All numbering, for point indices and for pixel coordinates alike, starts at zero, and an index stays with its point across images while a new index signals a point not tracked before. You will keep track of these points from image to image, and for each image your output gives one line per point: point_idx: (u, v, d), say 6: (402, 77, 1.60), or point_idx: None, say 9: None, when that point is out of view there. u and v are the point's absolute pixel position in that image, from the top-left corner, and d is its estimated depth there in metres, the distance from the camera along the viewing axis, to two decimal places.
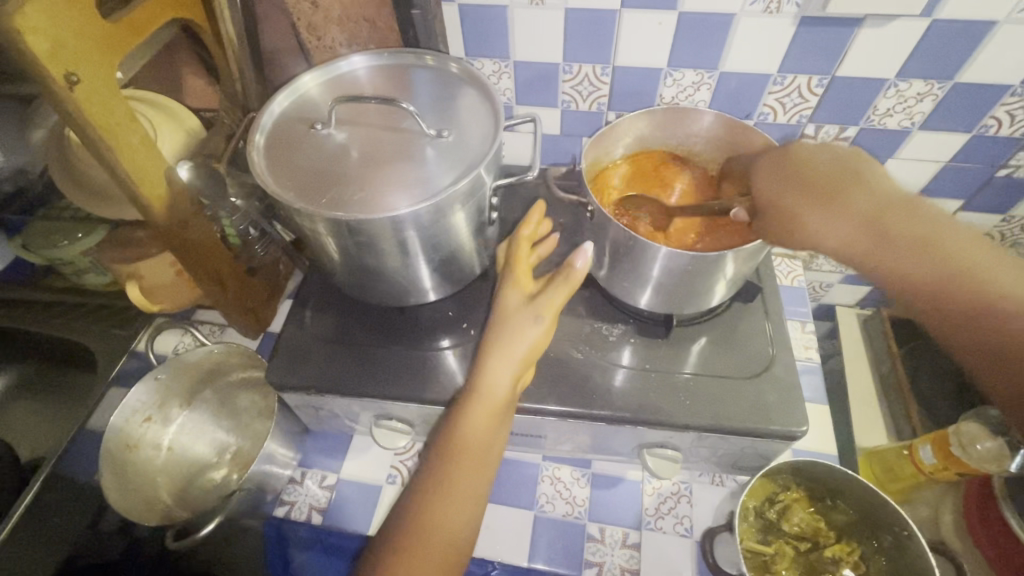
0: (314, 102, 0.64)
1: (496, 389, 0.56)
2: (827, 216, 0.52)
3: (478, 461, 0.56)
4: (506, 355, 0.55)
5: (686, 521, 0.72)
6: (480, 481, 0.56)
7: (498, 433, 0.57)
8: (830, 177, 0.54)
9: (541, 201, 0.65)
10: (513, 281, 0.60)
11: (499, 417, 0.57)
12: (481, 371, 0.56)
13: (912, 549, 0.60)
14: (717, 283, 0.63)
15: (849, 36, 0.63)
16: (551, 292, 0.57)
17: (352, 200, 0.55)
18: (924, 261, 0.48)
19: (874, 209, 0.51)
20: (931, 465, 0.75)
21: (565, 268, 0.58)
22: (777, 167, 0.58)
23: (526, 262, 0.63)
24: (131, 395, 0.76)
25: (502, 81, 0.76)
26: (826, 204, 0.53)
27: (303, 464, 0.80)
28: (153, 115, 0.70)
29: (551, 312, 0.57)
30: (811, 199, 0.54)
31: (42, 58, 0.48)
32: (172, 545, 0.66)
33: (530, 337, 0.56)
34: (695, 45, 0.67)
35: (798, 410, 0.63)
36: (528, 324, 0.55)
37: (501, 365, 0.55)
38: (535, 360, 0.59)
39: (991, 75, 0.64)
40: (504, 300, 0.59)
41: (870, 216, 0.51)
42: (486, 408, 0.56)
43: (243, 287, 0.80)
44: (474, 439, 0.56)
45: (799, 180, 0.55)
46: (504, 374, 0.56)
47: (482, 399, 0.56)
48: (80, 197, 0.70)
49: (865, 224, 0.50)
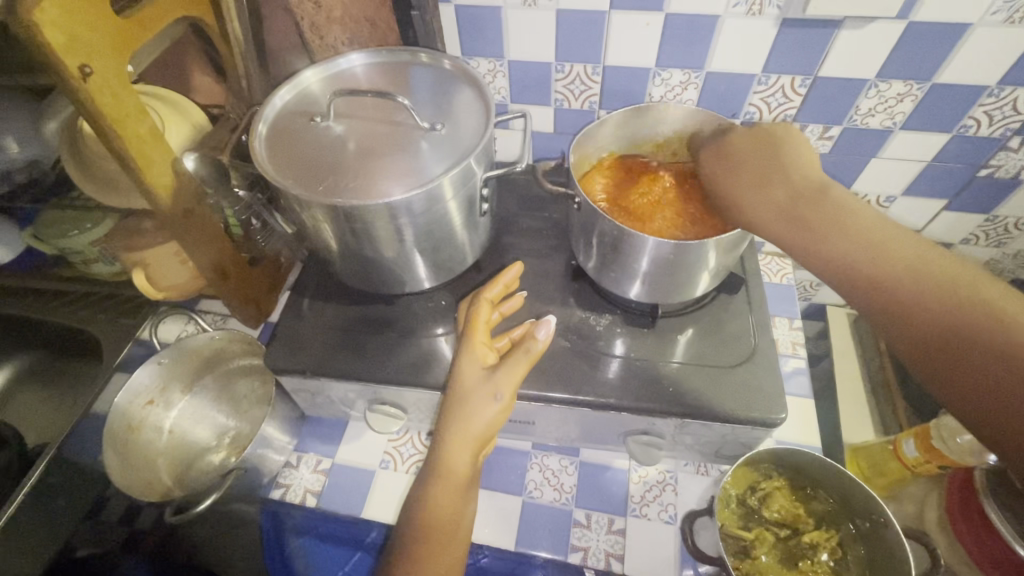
0: (315, 96, 0.67)
1: (455, 467, 0.58)
2: (756, 204, 0.55)
3: (449, 533, 0.58)
4: (464, 436, 0.57)
5: (670, 509, 0.73)
6: (456, 557, 0.58)
7: (465, 506, 0.60)
8: (756, 165, 0.57)
9: (519, 262, 0.68)
10: (473, 351, 0.60)
11: (463, 490, 0.59)
12: (440, 452, 0.58)
13: (886, 535, 0.62)
14: (701, 274, 0.65)
15: (830, 38, 0.65)
16: (511, 367, 0.58)
17: (348, 188, 0.58)
18: (840, 235, 0.48)
19: (795, 191, 0.52)
20: (914, 459, 0.77)
21: (525, 342, 0.58)
22: (713, 161, 0.61)
23: (485, 324, 0.63)
24: (136, 378, 0.79)
25: (497, 80, 0.79)
26: (755, 190, 0.55)
27: (299, 449, 0.82)
28: (162, 109, 0.73)
29: (509, 389, 0.57)
30: (743, 191, 0.56)
31: (58, 50, 0.51)
32: (169, 520, 0.68)
33: (488, 416, 0.57)
34: (681, 46, 0.69)
35: (780, 399, 0.65)
36: (485, 405, 0.57)
37: (461, 442, 0.57)
38: (494, 434, 0.60)
39: (967, 76, 0.66)
40: (463, 372, 0.60)
41: (790, 197, 0.52)
42: (449, 484, 0.58)
43: (245, 276, 0.83)
44: (443, 516, 0.58)
45: (733, 173, 0.59)
46: (464, 455, 0.58)
47: (444, 476, 0.58)
48: (91, 187, 0.73)
49: (788, 205, 0.52)
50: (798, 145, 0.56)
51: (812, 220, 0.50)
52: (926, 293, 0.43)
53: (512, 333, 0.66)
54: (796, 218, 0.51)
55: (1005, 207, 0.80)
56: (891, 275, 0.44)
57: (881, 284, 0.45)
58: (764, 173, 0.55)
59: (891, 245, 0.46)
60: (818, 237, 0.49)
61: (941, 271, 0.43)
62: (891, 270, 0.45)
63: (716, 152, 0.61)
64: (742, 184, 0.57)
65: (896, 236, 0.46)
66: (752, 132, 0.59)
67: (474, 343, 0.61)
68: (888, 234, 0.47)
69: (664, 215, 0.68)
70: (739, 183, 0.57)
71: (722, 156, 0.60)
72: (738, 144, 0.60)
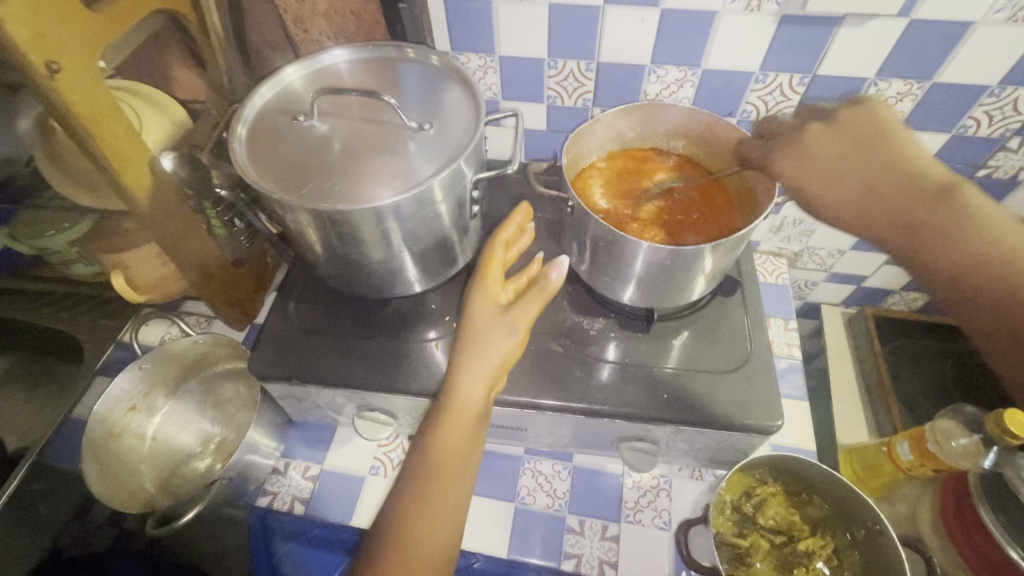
0: (298, 95, 0.65)
1: (469, 401, 0.56)
2: (863, 209, 0.52)
3: (455, 472, 0.56)
4: (478, 367, 0.56)
5: (665, 515, 0.72)
6: (460, 498, 0.56)
7: (475, 448, 0.57)
8: (854, 158, 0.53)
9: (525, 201, 0.62)
10: (484, 290, 0.58)
11: (474, 430, 0.57)
12: (454, 385, 0.56)
13: (883, 543, 0.61)
14: (696, 278, 0.63)
15: (829, 36, 0.64)
16: (527, 305, 0.56)
17: (333, 192, 0.56)
18: (960, 243, 0.47)
19: (903, 190, 0.51)
20: (908, 462, 0.75)
21: (539, 281, 0.56)
22: (793, 157, 0.57)
23: (500, 263, 0.59)
24: (115, 385, 0.77)
25: (488, 76, 0.77)
26: (862, 192, 0.52)
27: (286, 455, 0.80)
28: (139, 106, 0.70)
29: (525, 324, 0.57)
30: (852, 195, 0.53)
31: (23, 47, 0.48)
32: (151, 533, 0.66)
33: (502, 350, 0.56)
34: (678, 42, 0.67)
35: (775, 405, 0.64)
36: (501, 338, 0.55)
37: (475, 374, 0.56)
38: (508, 370, 0.59)
39: (968, 76, 0.64)
40: (476, 309, 0.58)
41: (898, 205, 0.50)
42: (462, 420, 0.56)
43: (228, 278, 0.80)
44: (453, 454, 0.56)
45: (828, 168, 0.54)
46: (478, 388, 0.56)
47: (456, 411, 0.56)
48: (66, 188, 0.70)
49: (908, 211, 0.50)
50: (894, 132, 0.53)
51: (931, 231, 0.49)
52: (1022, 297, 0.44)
53: (529, 273, 0.61)
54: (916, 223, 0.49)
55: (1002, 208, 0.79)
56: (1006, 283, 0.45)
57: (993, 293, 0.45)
58: (871, 167, 0.52)
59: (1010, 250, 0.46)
60: (935, 247, 0.48)
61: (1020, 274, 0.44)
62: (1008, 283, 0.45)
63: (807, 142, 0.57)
64: (844, 183, 0.53)
65: (1001, 240, 0.46)
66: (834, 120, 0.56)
67: (486, 282, 0.58)
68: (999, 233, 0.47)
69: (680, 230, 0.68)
70: (847, 180, 0.53)
71: (818, 158, 0.55)
72: (833, 143, 0.55)
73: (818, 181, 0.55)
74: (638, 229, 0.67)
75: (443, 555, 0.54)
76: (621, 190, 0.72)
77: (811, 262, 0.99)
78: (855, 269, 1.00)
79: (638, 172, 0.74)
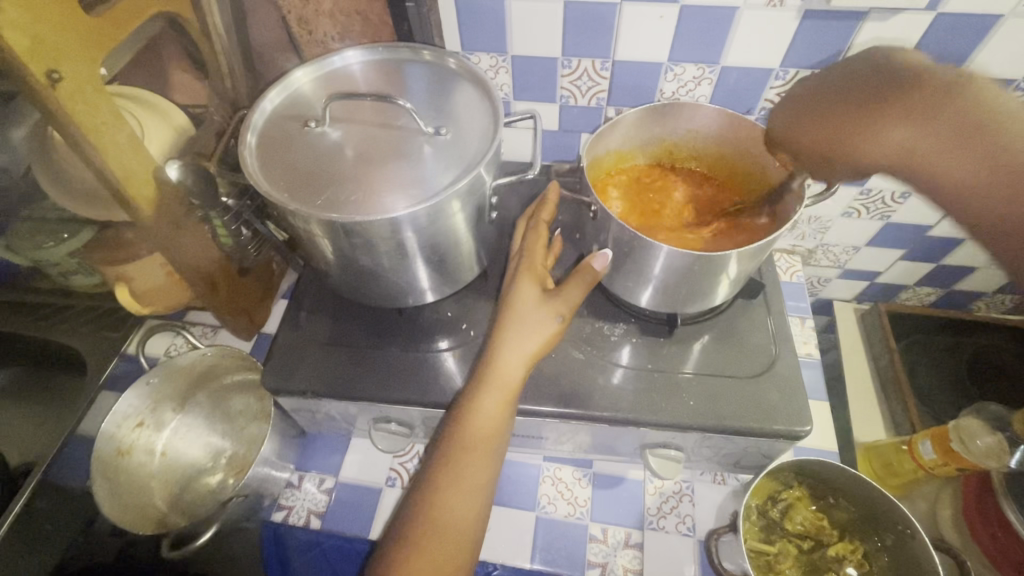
0: (307, 99, 0.62)
1: (508, 375, 0.56)
2: (844, 139, 0.48)
3: (488, 448, 0.56)
4: (521, 344, 0.56)
5: (688, 521, 0.71)
6: (492, 469, 0.56)
7: (509, 423, 0.57)
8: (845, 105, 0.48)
9: (553, 183, 0.64)
10: (532, 270, 0.60)
11: (511, 404, 0.57)
12: (493, 358, 0.57)
13: (914, 548, 0.60)
14: (721, 281, 0.61)
15: (852, 31, 0.62)
16: (570, 291, 0.59)
17: (348, 201, 0.54)
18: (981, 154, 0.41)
19: (891, 101, 0.45)
20: (931, 461, 0.74)
21: (582, 271, 0.60)
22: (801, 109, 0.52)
23: (542, 246, 0.62)
24: (123, 401, 0.74)
25: (499, 76, 0.75)
26: (858, 127, 0.46)
27: (300, 467, 0.78)
28: (140, 113, 0.68)
29: (570, 309, 0.58)
30: (842, 131, 0.48)
31: (22, 57, 0.46)
32: (167, 554, 0.64)
33: (547, 334, 0.57)
34: (696, 38, 0.66)
35: (801, 409, 0.63)
36: (547, 322, 0.57)
37: (515, 351, 0.56)
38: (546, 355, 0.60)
39: (994, 69, 0.63)
40: (522, 287, 0.59)
41: (877, 116, 0.46)
42: (501, 392, 0.56)
43: (235, 288, 0.78)
44: (487, 427, 0.56)
45: (810, 108, 0.51)
46: (517, 364, 0.56)
47: (494, 386, 0.56)
48: (65, 198, 0.67)
49: (916, 125, 0.43)
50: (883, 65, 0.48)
51: (938, 143, 0.42)
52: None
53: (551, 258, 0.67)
54: (924, 138, 0.43)
55: None
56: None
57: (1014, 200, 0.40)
58: (849, 92, 0.48)
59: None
60: (946, 159, 0.42)
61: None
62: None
63: (802, 100, 0.52)
64: (828, 117, 0.49)
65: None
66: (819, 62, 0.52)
67: (533, 263, 0.60)
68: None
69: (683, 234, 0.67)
70: (834, 119, 0.49)
71: (804, 102, 0.52)
72: (808, 86, 0.52)
73: (801, 125, 0.52)
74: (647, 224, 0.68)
75: (471, 532, 0.54)
76: (654, 186, 0.74)
77: (825, 258, 0.98)
78: (870, 265, 0.98)
79: (656, 174, 0.75)
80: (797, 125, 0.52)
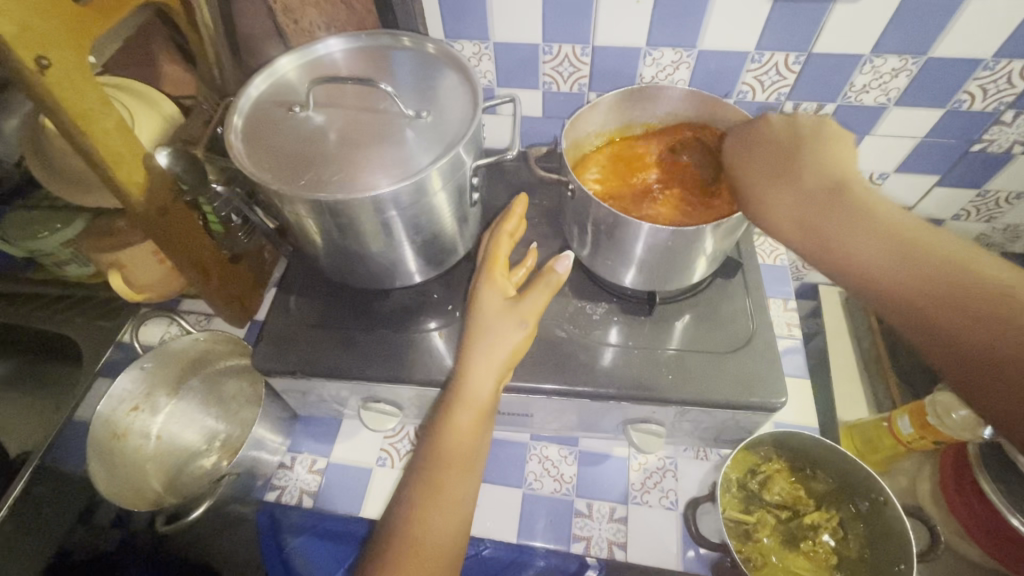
0: (292, 85, 0.64)
1: (479, 393, 0.57)
2: (772, 194, 0.53)
3: (465, 464, 0.58)
4: (489, 360, 0.57)
5: (671, 495, 0.73)
6: (468, 485, 0.58)
7: (484, 437, 0.59)
8: (781, 166, 0.55)
9: (524, 193, 0.64)
10: (493, 285, 0.60)
11: (484, 420, 0.58)
12: (464, 377, 0.58)
13: (886, 513, 0.63)
14: (697, 258, 0.63)
15: (824, 14, 0.64)
16: (535, 297, 0.58)
17: (331, 181, 0.55)
18: (862, 236, 0.47)
19: (826, 185, 0.51)
20: (909, 436, 0.76)
21: (545, 275, 0.59)
22: (742, 150, 0.59)
23: (504, 260, 0.63)
24: (118, 384, 0.76)
25: (483, 63, 0.76)
26: (789, 188, 0.52)
27: (292, 449, 0.80)
28: (130, 103, 0.69)
29: (534, 317, 0.58)
30: (768, 185, 0.54)
31: (12, 43, 0.47)
32: (160, 528, 0.66)
33: (513, 343, 0.57)
34: (672, 24, 0.67)
35: (779, 382, 0.64)
36: (511, 331, 0.57)
37: (485, 368, 0.57)
38: (516, 363, 0.61)
39: (963, 49, 0.65)
40: (483, 302, 0.59)
41: (810, 187, 0.51)
42: (472, 411, 0.57)
43: (226, 274, 0.80)
44: (461, 445, 0.57)
45: (755, 163, 0.57)
46: (488, 381, 0.57)
47: (466, 404, 0.57)
48: (59, 188, 0.69)
49: (820, 194, 0.50)
50: (823, 144, 0.55)
51: (833, 216, 0.49)
52: (898, 268, 0.44)
53: (525, 264, 0.66)
54: (822, 204, 0.50)
55: (996, 182, 0.81)
56: (933, 287, 0.42)
57: (983, 298, 0.40)
58: (792, 162, 0.54)
59: (933, 251, 0.44)
60: (836, 226, 0.48)
61: (894, 251, 0.45)
62: (968, 292, 0.41)
63: (758, 145, 0.58)
64: (768, 173, 0.55)
65: (957, 254, 0.43)
66: (782, 125, 0.58)
67: (493, 277, 0.61)
68: (927, 239, 0.45)
69: (600, 157, 0.74)
70: (766, 178, 0.55)
71: (754, 149, 0.58)
72: (762, 138, 0.58)
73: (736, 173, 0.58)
74: (596, 151, 0.75)
75: (451, 548, 0.55)
76: (665, 155, 0.72)
77: None
78: None
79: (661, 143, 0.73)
80: (738, 173, 0.58)
